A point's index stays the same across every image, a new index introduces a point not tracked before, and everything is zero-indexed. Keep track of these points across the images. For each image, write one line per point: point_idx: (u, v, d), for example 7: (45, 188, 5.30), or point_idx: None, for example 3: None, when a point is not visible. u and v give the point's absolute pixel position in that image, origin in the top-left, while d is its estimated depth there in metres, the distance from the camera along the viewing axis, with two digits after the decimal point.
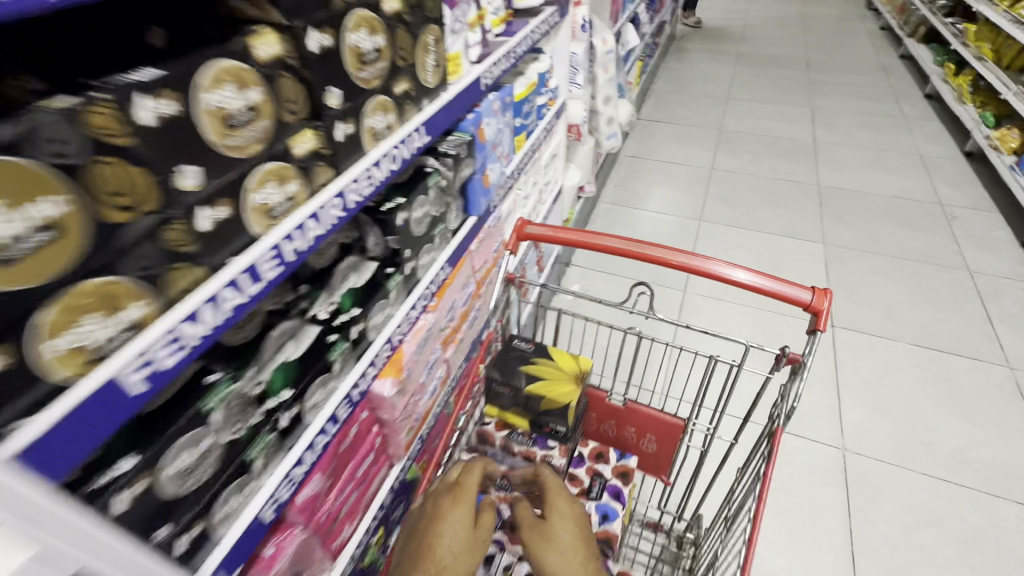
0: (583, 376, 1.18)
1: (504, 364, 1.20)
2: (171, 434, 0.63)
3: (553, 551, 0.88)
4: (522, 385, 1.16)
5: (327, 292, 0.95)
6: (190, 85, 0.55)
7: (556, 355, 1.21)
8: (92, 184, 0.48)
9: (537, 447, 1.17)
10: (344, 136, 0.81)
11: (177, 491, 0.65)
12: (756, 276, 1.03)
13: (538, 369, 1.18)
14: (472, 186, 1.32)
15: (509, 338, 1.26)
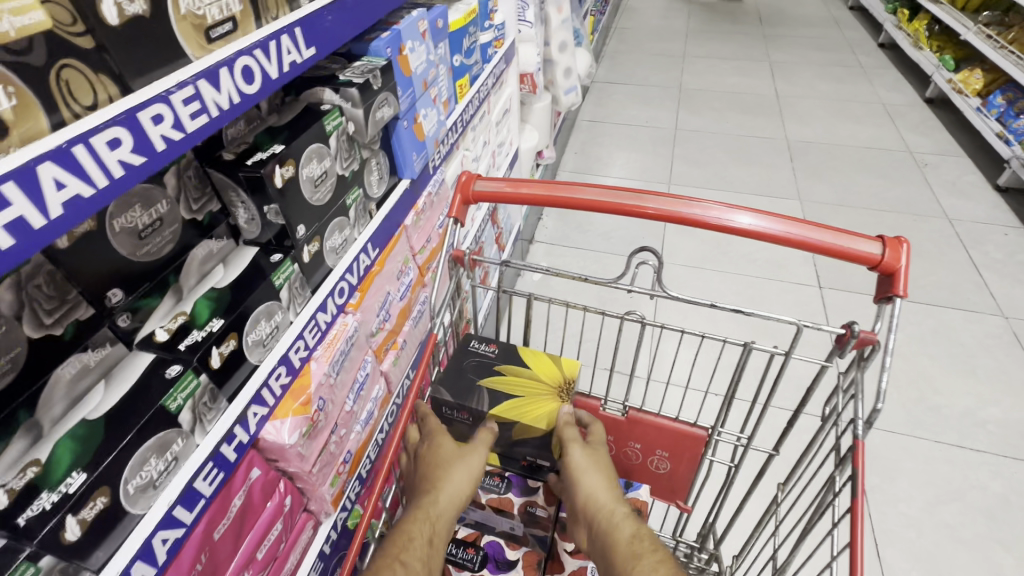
0: (569, 388, 0.87)
1: (458, 380, 0.88)
2: None
3: (594, 471, 0.76)
4: (485, 408, 0.83)
5: (174, 299, 0.62)
6: None
7: (530, 360, 0.90)
8: None
9: (512, 493, 0.90)
10: (124, 14, 0.46)
11: None
12: (773, 221, 0.75)
13: (506, 383, 0.87)
14: (398, 137, 0.98)
15: (464, 341, 0.93)
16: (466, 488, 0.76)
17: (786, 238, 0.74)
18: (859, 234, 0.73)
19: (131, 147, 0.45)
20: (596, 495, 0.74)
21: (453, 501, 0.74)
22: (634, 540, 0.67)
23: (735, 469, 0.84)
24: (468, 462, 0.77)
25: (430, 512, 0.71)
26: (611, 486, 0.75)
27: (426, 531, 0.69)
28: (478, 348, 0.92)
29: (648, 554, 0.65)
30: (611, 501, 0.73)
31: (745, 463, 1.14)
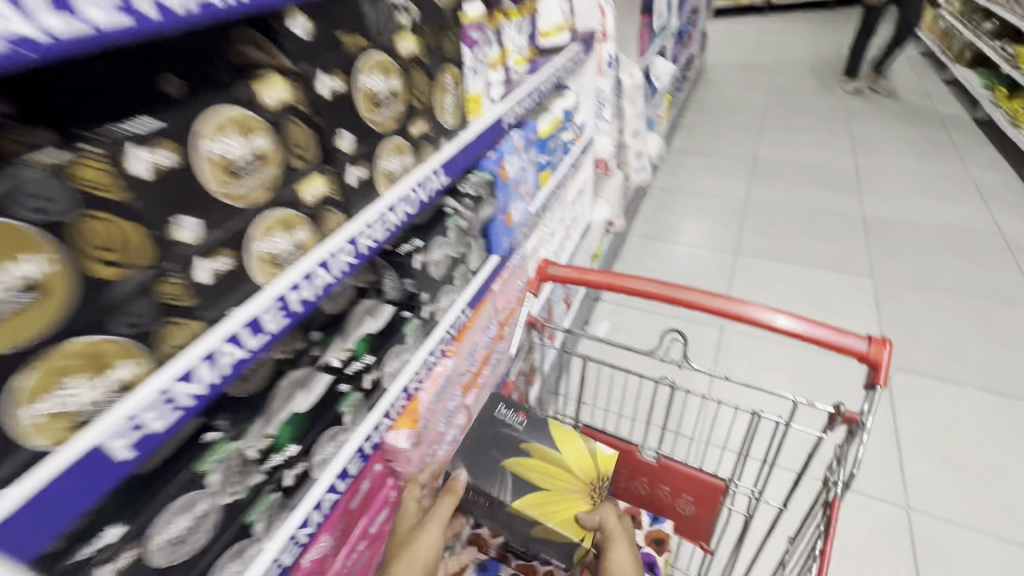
0: (598, 484, 1.00)
1: (481, 461, 1.03)
2: (163, 497, 0.61)
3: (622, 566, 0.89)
4: (509, 497, 0.98)
5: (341, 339, 0.90)
6: (189, 136, 0.54)
7: (564, 449, 1.04)
8: (81, 242, 0.47)
9: None
10: (358, 180, 0.79)
11: (169, 560, 0.62)
12: (797, 320, 0.95)
13: (534, 468, 1.01)
14: (494, 226, 1.30)
15: (490, 409, 1.10)
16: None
17: (812, 336, 0.92)
18: (852, 333, 0.92)
19: (353, 254, 0.77)
20: None
21: None
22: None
23: (749, 519, 1.00)
24: (420, 544, 0.86)
25: None
26: None
27: None
28: (506, 416, 1.08)
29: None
30: None
31: (772, 525, 1.26)
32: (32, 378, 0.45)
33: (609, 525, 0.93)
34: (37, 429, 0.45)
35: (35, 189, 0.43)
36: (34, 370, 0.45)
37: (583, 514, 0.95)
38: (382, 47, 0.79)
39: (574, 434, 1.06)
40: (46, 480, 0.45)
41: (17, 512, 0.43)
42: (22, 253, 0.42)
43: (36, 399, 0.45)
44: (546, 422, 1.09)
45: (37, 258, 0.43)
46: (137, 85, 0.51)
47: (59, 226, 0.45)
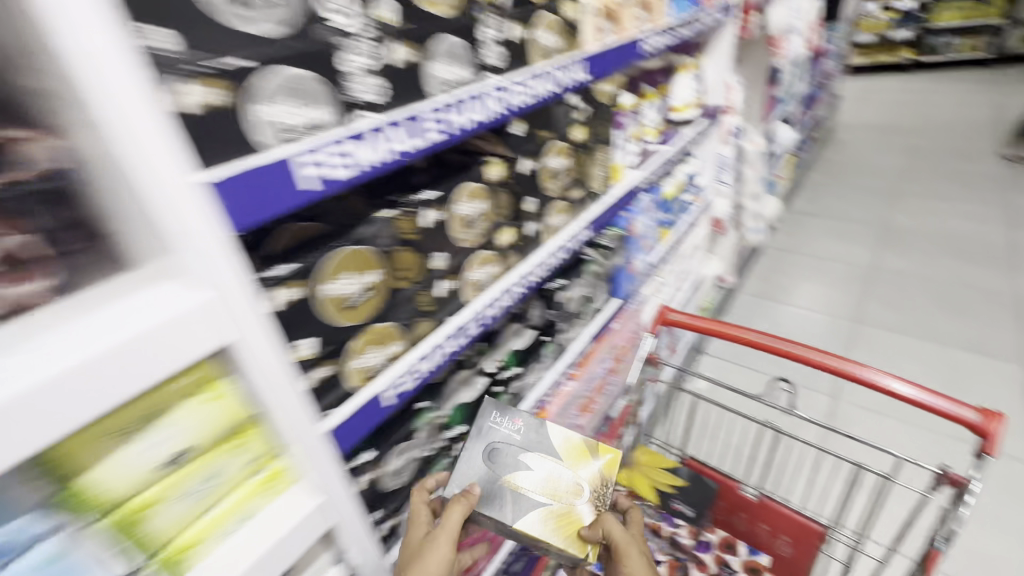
0: (603, 491, 0.90)
1: (469, 475, 0.88)
2: (394, 439, 0.89)
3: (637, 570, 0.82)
4: (509, 521, 0.83)
5: (495, 350, 1.16)
6: (449, 201, 0.83)
7: (562, 454, 0.92)
8: (393, 265, 0.76)
9: (664, 522, 1.26)
10: (533, 232, 1.05)
11: (392, 486, 0.89)
12: (911, 386, 1.02)
13: (539, 481, 0.89)
14: (619, 273, 1.51)
15: (484, 418, 0.95)
16: None
17: (926, 403, 0.99)
18: (966, 405, 0.98)
19: (523, 287, 1.03)
20: None
21: None
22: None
23: (846, 569, 1.05)
24: (425, 565, 0.75)
25: None
26: None
27: None
28: (499, 424, 0.95)
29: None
30: None
31: None
32: (358, 342, 0.73)
33: (619, 536, 0.84)
34: (353, 373, 0.74)
35: (379, 233, 0.73)
36: (360, 338, 0.73)
37: (586, 530, 0.85)
38: (562, 136, 1.06)
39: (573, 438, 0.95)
40: (357, 407, 0.73)
41: (343, 423, 0.72)
42: (368, 269, 0.72)
43: (357, 356, 0.74)
44: (544, 428, 0.95)
45: (374, 273, 0.73)
46: (416, 167, 0.82)
47: (385, 254, 0.74)
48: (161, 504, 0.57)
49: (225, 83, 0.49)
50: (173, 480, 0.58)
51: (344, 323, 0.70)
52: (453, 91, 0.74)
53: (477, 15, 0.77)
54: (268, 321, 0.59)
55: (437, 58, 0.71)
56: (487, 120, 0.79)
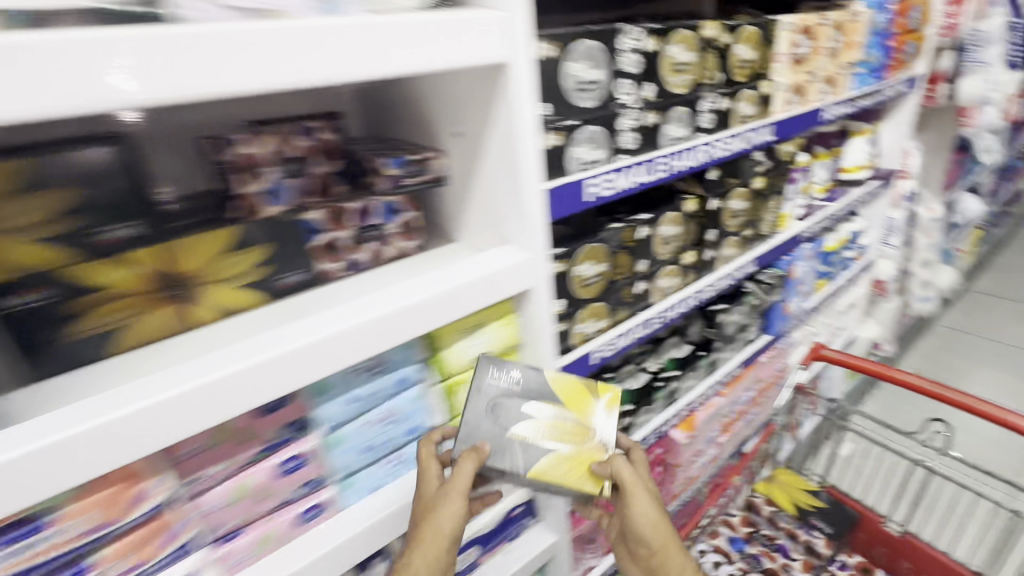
0: (610, 427, 0.83)
1: (474, 433, 0.81)
2: None
3: (648, 506, 0.82)
4: (522, 472, 0.78)
5: (657, 355, 1.40)
6: (656, 223, 1.11)
7: (563, 395, 0.83)
8: (615, 262, 1.05)
9: (802, 531, 1.57)
10: (709, 258, 1.28)
11: None
12: None
13: (545, 426, 0.82)
14: (774, 311, 1.64)
15: (481, 372, 0.84)
16: (441, 544, 0.75)
17: None
18: None
19: (695, 299, 1.27)
20: (644, 534, 0.83)
21: (430, 560, 0.75)
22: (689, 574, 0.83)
23: None
24: (440, 520, 0.75)
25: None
26: (656, 525, 0.83)
27: None
28: (497, 376, 0.84)
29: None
30: (662, 539, 0.83)
31: None
32: (584, 312, 1.02)
33: (629, 478, 0.80)
34: (575, 335, 1.03)
35: (612, 238, 1.03)
36: (585, 309, 1.03)
37: (596, 466, 0.79)
38: (743, 184, 1.30)
39: (572, 377, 0.86)
40: (576, 358, 1.03)
41: (566, 366, 1.01)
42: (600, 260, 1.02)
43: (582, 322, 1.03)
44: (539, 372, 0.85)
45: (603, 264, 1.02)
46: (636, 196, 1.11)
47: (613, 253, 1.04)
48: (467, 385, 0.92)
49: (563, 133, 0.83)
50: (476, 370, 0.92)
51: (581, 295, 1.00)
52: (677, 145, 1.03)
53: (701, 92, 1.05)
54: (548, 281, 0.91)
55: (672, 122, 1.01)
56: (695, 166, 1.07)
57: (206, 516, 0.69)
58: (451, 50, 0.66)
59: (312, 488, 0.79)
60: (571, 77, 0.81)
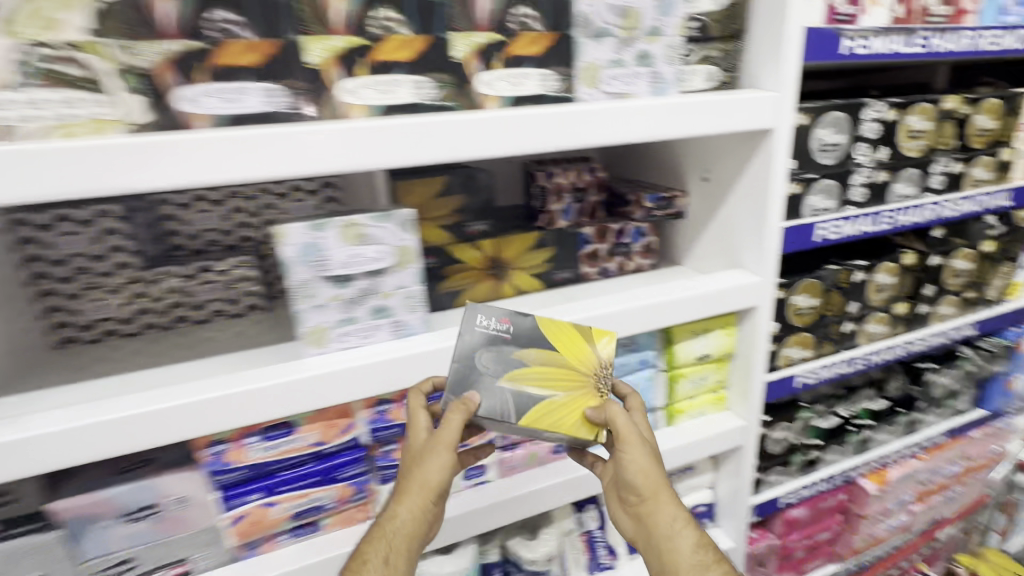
0: (604, 374, 0.84)
1: (466, 380, 0.80)
2: (781, 417, 1.27)
3: (640, 454, 0.81)
4: (513, 421, 0.78)
5: (851, 402, 1.42)
6: (873, 270, 1.21)
7: (557, 343, 0.84)
8: (829, 299, 1.18)
9: None
10: (923, 312, 1.31)
11: (770, 451, 1.27)
12: None
13: (534, 376, 0.81)
14: (993, 383, 1.55)
15: (470, 323, 0.83)
16: (425, 497, 0.77)
17: None
18: None
19: (905, 350, 1.30)
20: (631, 480, 0.82)
21: (414, 513, 0.77)
22: (677, 520, 0.82)
23: None
24: (426, 471, 0.77)
25: (386, 532, 0.77)
26: (646, 473, 0.82)
27: (382, 550, 0.76)
28: (486, 323, 0.83)
29: (694, 533, 0.82)
30: (651, 487, 0.82)
31: None
32: (795, 338, 1.16)
33: (621, 424, 0.80)
34: (782, 357, 1.17)
35: (829, 277, 1.16)
36: (797, 336, 1.17)
37: (591, 412, 0.82)
38: (969, 245, 1.32)
39: (566, 324, 0.86)
40: (782, 377, 1.16)
41: (773, 382, 1.16)
42: (816, 295, 1.16)
43: (792, 347, 1.17)
44: (529, 318, 0.85)
45: (818, 298, 1.16)
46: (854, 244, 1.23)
47: (828, 291, 1.17)
48: (684, 378, 1.13)
49: (802, 184, 1.02)
50: (694, 368, 1.13)
51: (795, 323, 1.15)
52: (904, 202, 1.14)
53: (934, 155, 1.15)
54: (771, 303, 1.09)
55: (903, 181, 1.12)
56: (920, 221, 1.16)
57: None
58: (739, 112, 0.91)
59: None
60: (817, 139, 1.01)
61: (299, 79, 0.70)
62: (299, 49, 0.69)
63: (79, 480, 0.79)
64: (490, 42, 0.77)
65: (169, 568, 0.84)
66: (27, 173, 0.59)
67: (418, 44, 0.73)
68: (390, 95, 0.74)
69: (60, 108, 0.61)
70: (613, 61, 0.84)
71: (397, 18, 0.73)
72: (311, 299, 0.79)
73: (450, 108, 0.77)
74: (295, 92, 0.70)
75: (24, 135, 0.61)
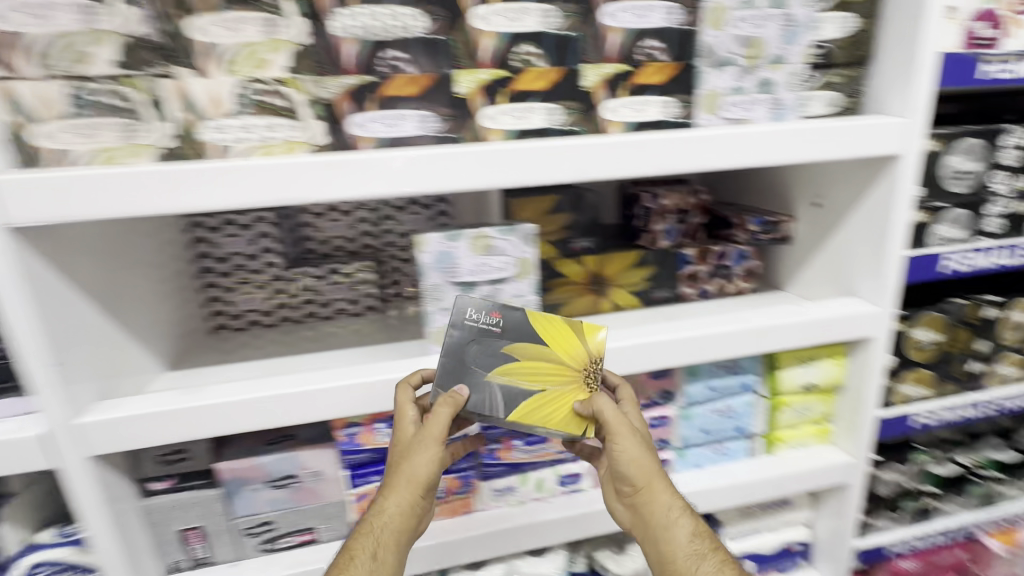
0: (592, 369, 0.84)
1: (456, 374, 0.82)
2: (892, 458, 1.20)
3: (631, 445, 0.84)
4: (502, 415, 0.81)
5: (973, 450, 1.30)
6: (1009, 306, 1.12)
7: (545, 338, 0.84)
8: (955, 335, 1.10)
9: None
10: None
11: (879, 493, 1.20)
12: None
13: (520, 372, 0.82)
14: None
15: (460, 316, 0.83)
16: (414, 490, 0.81)
17: None
18: None
19: None
20: (625, 470, 0.85)
21: (402, 509, 0.81)
22: (671, 508, 0.84)
23: None
24: (414, 465, 0.80)
25: (376, 528, 0.79)
26: (639, 464, 0.84)
27: (372, 544, 0.79)
28: (476, 316, 0.83)
29: (693, 523, 0.85)
30: (645, 478, 0.85)
31: None
32: (914, 374, 1.10)
33: (612, 418, 0.82)
34: (897, 394, 1.10)
35: (956, 312, 1.09)
36: (916, 372, 1.10)
37: (579, 407, 0.83)
38: None
39: (554, 319, 0.85)
40: (898, 415, 1.10)
41: (887, 419, 1.10)
42: (940, 330, 1.09)
43: (910, 383, 1.10)
44: (518, 311, 0.84)
45: (942, 333, 1.10)
46: None
47: (954, 326, 1.10)
48: (787, 407, 1.10)
49: (930, 212, 0.98)
50: (798, 397, 1.10)
51: (914, 358, 1.09)
52: None
53: None
54: (889, 335, 1.04)
55: None
56: None
57: None
58: (863, 138, 0.90)
59: (661, 447, 1.07)
60: (948, 166, 0.97)
61: (448, 107, 0.79)
62: (452, 81, 0.78)
63: (236, 446, 0.92)
64: (619, 72, 0.82)
65: (299, 533, 0.95)
66: (240, 185, 0.72)
67: (554, 74, 0.80)
68: (524, 121, 0.82)
69: (265, 132, 0.74)
70: (734, 88, 0.87)
71: (537, 53, 0.80)
72: (440, 302, 0.87)
73: (576, 133, 0.84)
74: (445, 119, 0.79)
75: (237, 153, 0.75)
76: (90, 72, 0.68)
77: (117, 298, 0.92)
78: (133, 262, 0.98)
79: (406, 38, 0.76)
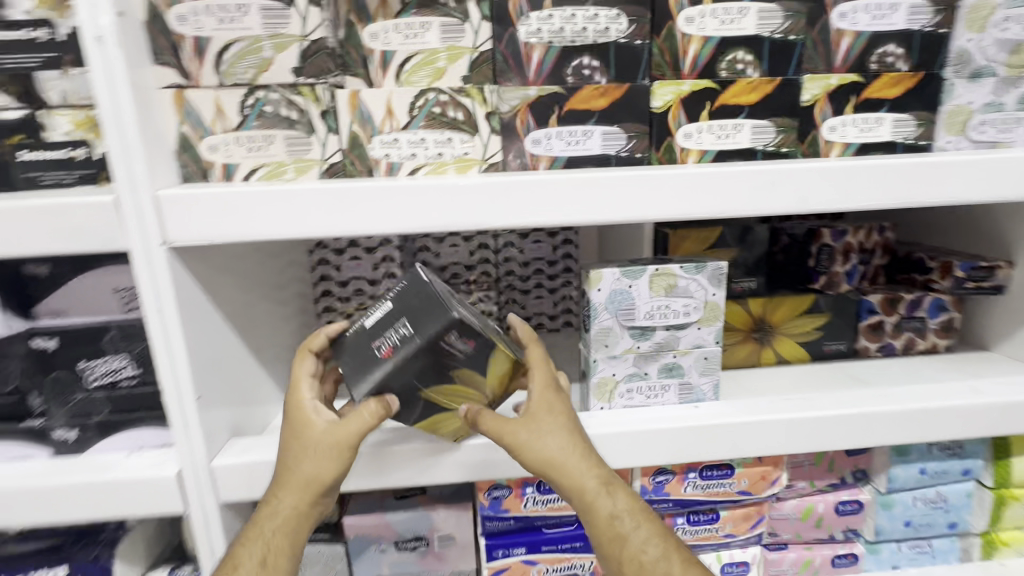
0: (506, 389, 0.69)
1: (392, 376, 0.61)
2: None
3: (528, 434, 0.65)
4: (411, 420, 0.66)
5: None
6: None
7: (498, 367, 0.64)
8: None
9: None
10: None
11: None
12: None
13: (451, 394, 0.64)
14: None
15: (435, 333, 0.59)
16: (310, 495, 0.62)
17: None
18: None
19: None
20: (526, 464, 0.65)
21: (297, 514, 0.62)
22: (595, 493, 0.64)
23: None
24: (311, 465, 0.62)
25: (263, 533, 0.62)
26: (543, 454, 0.65)
27: (257, 553, 0.62)
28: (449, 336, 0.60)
29: (616, 498, 0.65)
30: (553, 468, 0.64)
31: None
32: None
33: (494, 424, 0.65)
34: None
35: None
36: None
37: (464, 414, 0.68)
38: None
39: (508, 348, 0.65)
40: None
41: None
42: None
43: None
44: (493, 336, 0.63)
45: None
46: None
47: None
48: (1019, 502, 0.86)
49: None
50: None
51: None
52: None
53: None
54: None
55: None
56: None
57: (773, 521, 0.85)
58: None
59: (848, 538, 0.87)
60: None
61: (642, 122, 0.67)
62: (649, 93, 0.67)
63: (364, 496, 0.81)
64: (845, 84, 0.68)
65: None
66: (406, 206, 0.64)
67: (769, 86, 0.67)
68: (728, 140, 0.69)
69: (437, 148, 0.66)
70: (989, 103, 0.70)
71: (750, 61, 0.67)
72: (608, 349, 0.74)
73: (788, 155, 0.70)
74: (634, 135, 0.68)
75: (405, 172, 0.67)
76: (268, 81, 0.63)
77: (250, 320, 0.85)
78: (267, 283, 0.92)
79: (603, 43, 0.65)
